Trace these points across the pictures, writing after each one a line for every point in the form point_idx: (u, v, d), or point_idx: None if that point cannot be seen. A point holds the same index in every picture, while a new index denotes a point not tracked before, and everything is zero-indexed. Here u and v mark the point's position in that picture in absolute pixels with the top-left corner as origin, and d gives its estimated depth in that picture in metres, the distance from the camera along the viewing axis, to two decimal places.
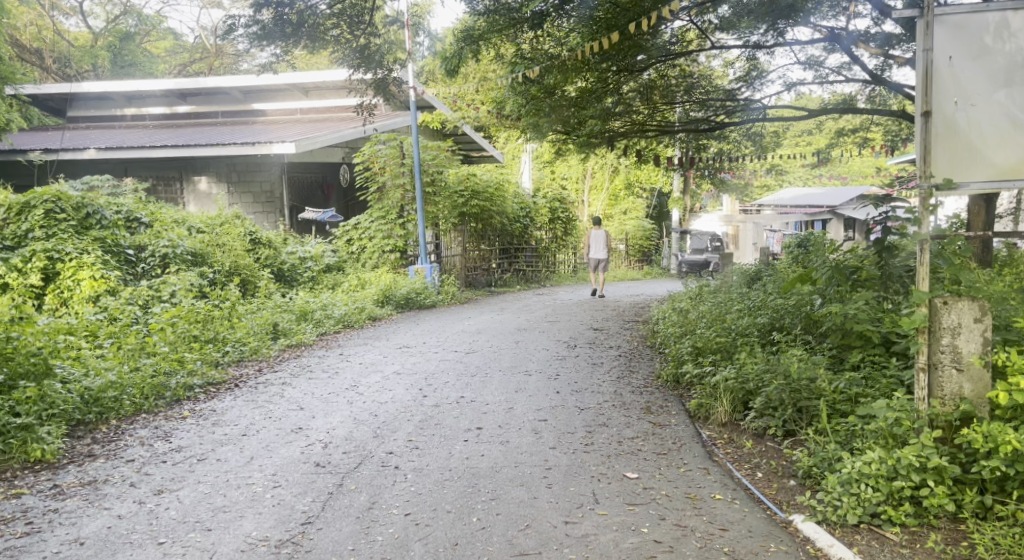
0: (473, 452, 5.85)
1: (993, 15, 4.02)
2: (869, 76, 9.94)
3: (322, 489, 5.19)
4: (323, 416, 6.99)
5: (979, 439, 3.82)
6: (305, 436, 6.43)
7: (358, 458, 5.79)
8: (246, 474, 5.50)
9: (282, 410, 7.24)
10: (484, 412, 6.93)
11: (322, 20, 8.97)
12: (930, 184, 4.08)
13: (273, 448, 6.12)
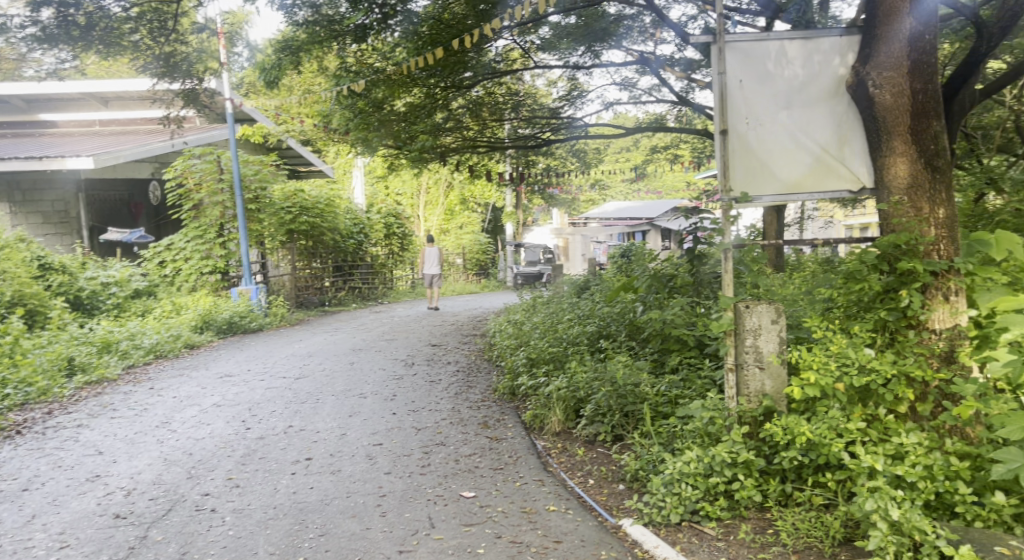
0: (301, 485, 5.31)
1: (774, 43, 4.29)
2: (677, 97, 10.69)
3: (121, 544, 4.39)
4: (127, 460, 6.02)
5: (779, 432, 4.01)
6: (104, 484, 5.47)
7: (167, 505, 5.00)
8: (23, 537, 4.52)
9: (75, 457, 6.14)
10: (314, 441, 6.38)
11: (117, 23, 7.89)
12: (729, 198, 4.27)
13: (62, 501, 5.12)
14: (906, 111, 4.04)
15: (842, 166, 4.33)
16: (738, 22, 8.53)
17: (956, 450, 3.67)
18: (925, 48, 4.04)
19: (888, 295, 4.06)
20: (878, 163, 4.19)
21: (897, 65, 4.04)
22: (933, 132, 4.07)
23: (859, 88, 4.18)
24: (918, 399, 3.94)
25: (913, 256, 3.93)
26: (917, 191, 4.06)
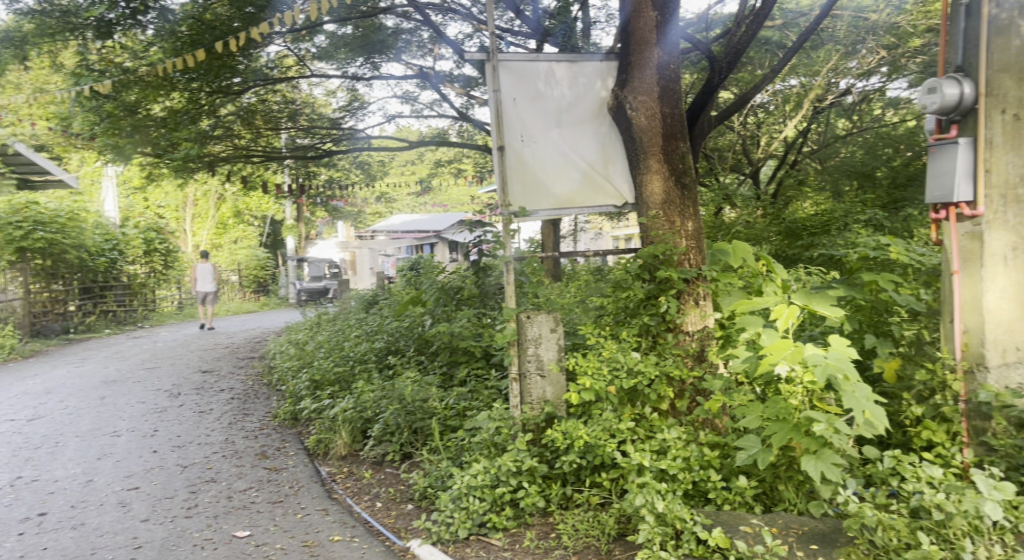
0: (31, 547, 4.25)
1: (543, 65, 4.38)
2: (458, 113, 10.82)
3: None
4: None
5: (559, 437, 4.07)
6: None
7: None
8: None
9: None
10: (51, 491, 5.22)
11: None
12: (509, 212, 4.30)
13: None
14: (658, 133, 4.32)
15: (608, 183, 4.54)
16: (509, 41, 9.03)
17: (708, 441, 4.05)
18: (672, 77, 4.36)
19: (651, 302, 4.32)
20: (637, 180, 4.45)
21: (650, 90, 4.28)
22: (681, 153, 4.39)
23: (618, 110, 4.40)
24: (677, 396, 4.28)
25: (668, 265, 4.22)
26: (670, 206, 4.36)
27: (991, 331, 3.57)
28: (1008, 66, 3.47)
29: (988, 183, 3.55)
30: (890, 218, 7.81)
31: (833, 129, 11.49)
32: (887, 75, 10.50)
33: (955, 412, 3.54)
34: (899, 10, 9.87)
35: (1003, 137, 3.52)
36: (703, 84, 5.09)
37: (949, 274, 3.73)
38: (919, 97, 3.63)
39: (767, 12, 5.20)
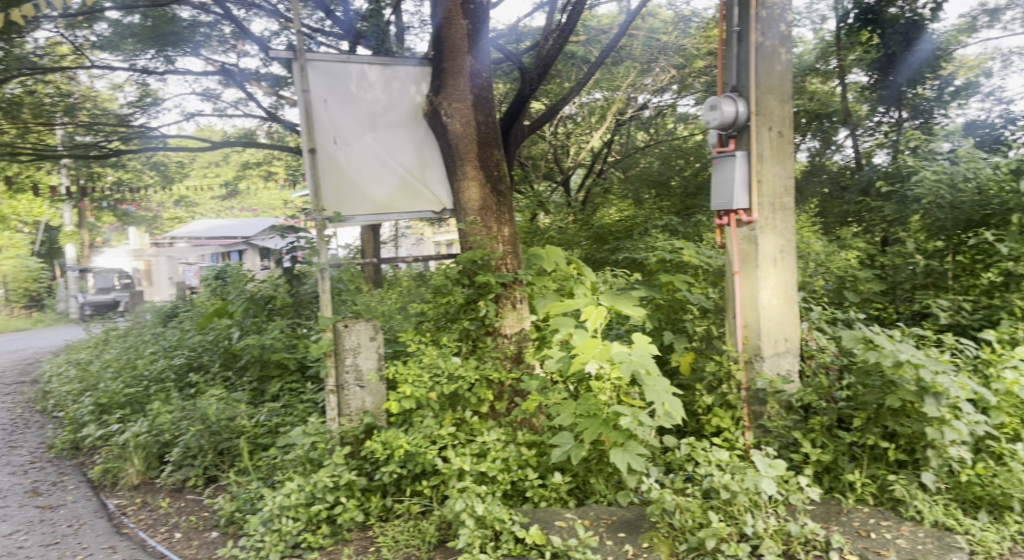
0: None
1: (355, 67, 4.27)
2: (266, 113, 10.31)
3: None
4: None
5: (379, 448, 3.94)
6: None
7: None
8: None
9: None
10: None
11: None
12: (323, 218, 4.14)
13: None
14: (474, 140, 4.39)
15: (425, 188, 4.52)
16: (319, 42, 8.77)
17: (526, 441, 4.15)
18: (484, 85, 4.45)
19: (470, 306, 4.37)
20: (454, 187, 4.48)
21: (463, 98, 4.35)
22: (496, 160, 4.50)
23: (433, 116, 4.42)
24: (497, 399, 4.34)
25: (486, 270, 4.30)
26: (487, 212, 4.45)
27: (766, 325, 3.99)
28: (772, 89, 3.90)
29: (760, 192, 3.97)
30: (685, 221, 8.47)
31: (633, 140, 12.38)
32: (678, 92, 11.41)
33: (738, 399, 3.93)
34: (686, 34, 10.90)
35: (770, 151, 3.95)
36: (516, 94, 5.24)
37: (731, 274, 4.12)
38: (702, 112, 3.98)
39: (571, 28, 5.44)
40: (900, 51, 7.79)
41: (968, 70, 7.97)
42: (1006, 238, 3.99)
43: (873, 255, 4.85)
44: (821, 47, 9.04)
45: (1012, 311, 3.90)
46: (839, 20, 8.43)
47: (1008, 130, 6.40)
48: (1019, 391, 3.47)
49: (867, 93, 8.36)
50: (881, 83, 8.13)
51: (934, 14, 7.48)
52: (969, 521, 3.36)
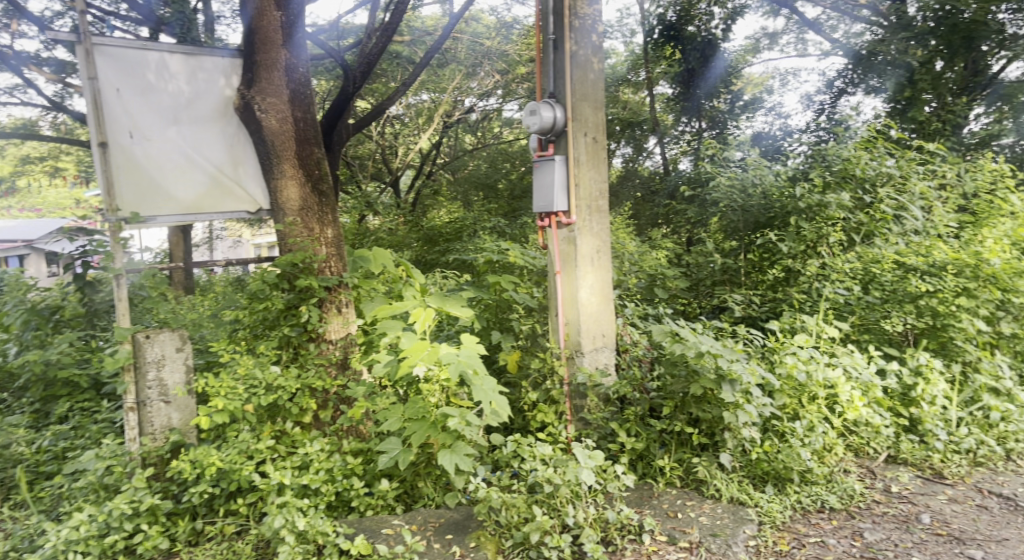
0: None
1: (153, 54, 3.95)
2: (49, 102, 9.09)
3: None
4: None
5: (187, 467, 3.61)
6: None
7: None
8: None
9: None
10: None
11: None
12: (116, 218, 3.80)
13: None
14: (291, 138, 4.21)
15: (238, 187, 4.27)
16: (111, 26, 7.95)
17: (351, 449, 4.02)
18: (301, 81, 4.29)
19: (291, 311, 4.14)
20: (271, 186, 4.27)
21: (277, 93, 4.15)
22: (316, 159, 4.35)
23: (246, 112, 4.17)
24: (321, 407, 4.18)
25: (308, 274, 4.13)
26: (308, 213, 4.28)
27: (585, 322, 4.17)
28: (586, 96, 4.07)
29: (578, 195, 4.12)
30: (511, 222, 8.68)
31: (461, 142, 12.38)
32: (503, 97, 11.73)
33: (560, 394, 4.05)
34: (508, 40, 11.24)
35: (585, 155, 4.12)
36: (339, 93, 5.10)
37: (554, 274, 4.24)
38: (523, 117, 4.05)
39: (394, 28, 5.40)
40: (699, 68, 8.77)
41: (753, 87, 9.00)
42: (786, 238, 4.49)
43: (680, 254, 5.23)
44: (631, 60, 9.81)
45: (792, 303, 4.35)
46: (646, 35, 9.15)
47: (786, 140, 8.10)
48: (797, 373, 3.84)
49: (672, 105, 9.22)
50: (684, 95, 9.06)
51: (724, 34, 8.55)
52: (759, 495, 3.69)
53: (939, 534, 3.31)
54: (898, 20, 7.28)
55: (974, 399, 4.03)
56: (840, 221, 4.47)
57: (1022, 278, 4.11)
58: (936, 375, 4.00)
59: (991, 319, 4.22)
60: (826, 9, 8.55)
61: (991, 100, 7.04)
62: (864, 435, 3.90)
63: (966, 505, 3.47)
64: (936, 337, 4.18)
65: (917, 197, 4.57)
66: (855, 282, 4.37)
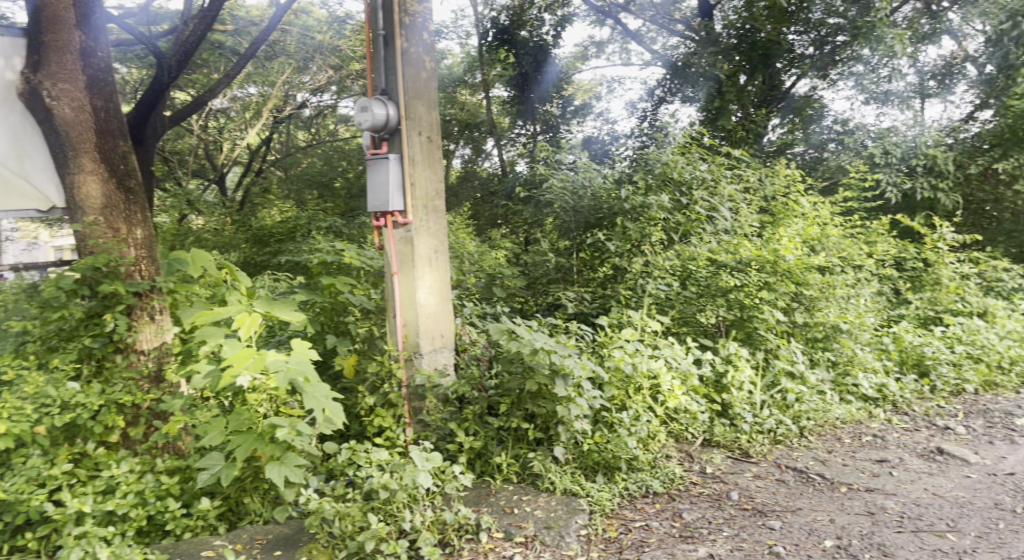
0: None
1: None
2: None
3: None
4: None
5: None
6: None
7: None
8: None
9: None
10: None
11: None
12: None
13: None
14: (90, 128, 3.85)
15: (24, 182, 3.89)
16: None
17: (166, 468, 3.70)
18: (100, 65, 3.96)
19: (92, 320, 3.75)
20: (66, 182, 3.84)
21: (71, 79, 3.80)
22: (122, 152, 4.00)
23: (32, 98, 3.77)
24: (130, 424, 3.81)
25: (114, 278, 3.76)
26: (111, 211, 3.90)
27: (423, 322, 4.10)
28: (419, 94, 4.02)
29: (413, 195, 4.05)
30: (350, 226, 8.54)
31: (293, 139, 12.53)
32: (337, 93, 11.71)
33: (398, 397, 3.95)
34: (341, 35, 10.91)
35: (420, 155, 4.06)
36: (153, 79, 5.41)
37: (390, 275, 4.14)
38: (354, 114, 3.92)
39: (212, 15, 5.66)
40: (532, 72, 9.16)
41: (584, 92, 9.94)
42: (613, 237, 4.74)
43: (518, 253, 5.36)
44: (467, 60, 10.77)
45: (620, 300, 4.61)
46: (480, 38, 9.50)
47: (613, 145, 8.72)
48: (624, 366, 4.06)
49: (509, 107, 9.68)
50: (520, 99, 9.47)
51: (554, 41, 9.00)
52: (589, 485, 3.83)
53: (746, 508, 3.60)
54: (708, 35, 8.24)
55: (774, 382, 4.43)
56: (660, 221, 4.80)
57: (811, 272, 4.67)
58: (743, 363, 4.37)
59: (788, 309, 4.72)
60: (648, 21, 9.96)
61: (785, 113, 7.99)
62: (682, 421, 4.17)
63: (768, 481, 3.81)
64: (743, 327, 4.57)
65: (726, 200, 5.04)
66: (674, 278, 4.71)
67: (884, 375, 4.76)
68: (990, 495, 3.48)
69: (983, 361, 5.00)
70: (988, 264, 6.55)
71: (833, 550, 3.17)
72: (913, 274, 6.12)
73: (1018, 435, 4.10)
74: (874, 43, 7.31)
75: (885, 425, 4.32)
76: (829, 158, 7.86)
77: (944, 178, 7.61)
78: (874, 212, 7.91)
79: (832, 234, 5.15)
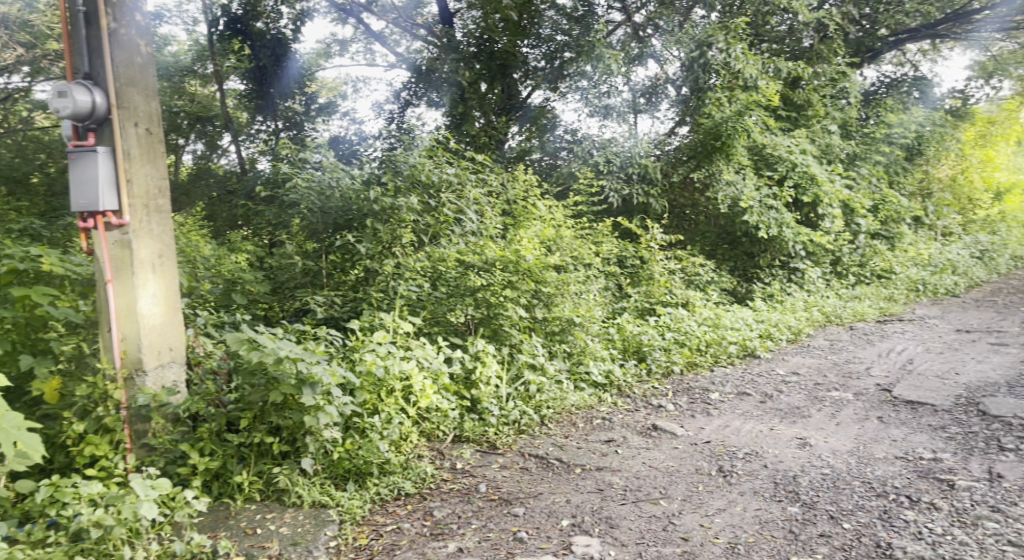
0: None
1: None
2: None
3: None
4: None
5: None
6: None
7: None
8: None
9: None
10: None
11: None
12: None
13: None
14: None
15: None
16: None
17: None
18: None
19: None
20: None
21: None
22: None
23: None
24: None
25: None
26: None
27: (146, 336, 3.69)
28: (134, 81, 3.62)
29: (130, 193, 3.62)
30: (47, 228, 7.28)
31: None
32: None
33: (117, 421, 3.51)
34: None
35: (138, 149, 3.65)
36: None
37: (102, 283, 3.65)
38: (49, 99, 3.37)
39: None
40: (271, 65, 9.19)
41: (327, 91, 9.92)
42: (363, 240, 4.77)
43: (261, 257, 5.14)
44: (196, 49, 9.13)
45: (370, 302, 4.63)
46: (209, 25, 8.98)
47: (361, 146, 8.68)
48: (376, 369, 4.01)
49: (246, 101, 9.29)
50: (258, 93, 9.30)
51: (293, 35, 9.21)
52: (339, 494, 3.69)
53: (492, 499, 3.74)
54: (449, 42, 8.58)
55: (518, 375, 4.72)
56: (409, 223, 4.95)
57: (548, 270, 5.09)
58: (490, 359, 4.60)
59: (528, 306, 5.06)
60: (390, 24, 10.35)
61: (522, 122, 8.55)
62: (434, 420, 4.24)
63: (513, 470, 4.02)
64: (490, 325, 4.83)
65: (471, 202, 5.35)
66: (425, 279, 4.87)
67: (610, 361, 5.26)
68: (692, 462, 4.00)
69: (686, 345, 5.70)
70: (689, 261, 7.59)
71: (568, 529, 3.40)
72: (632, 270, 6.91)
73: (712, 407, 4.76)
74: (595, 61, 8.15)
75: (612, 408, 4.77)
76: (562, 165, 8.42)
77: (653, 185, 8.61)
78: (601, 215, 8.70)
79: (565, 235, 5.73)
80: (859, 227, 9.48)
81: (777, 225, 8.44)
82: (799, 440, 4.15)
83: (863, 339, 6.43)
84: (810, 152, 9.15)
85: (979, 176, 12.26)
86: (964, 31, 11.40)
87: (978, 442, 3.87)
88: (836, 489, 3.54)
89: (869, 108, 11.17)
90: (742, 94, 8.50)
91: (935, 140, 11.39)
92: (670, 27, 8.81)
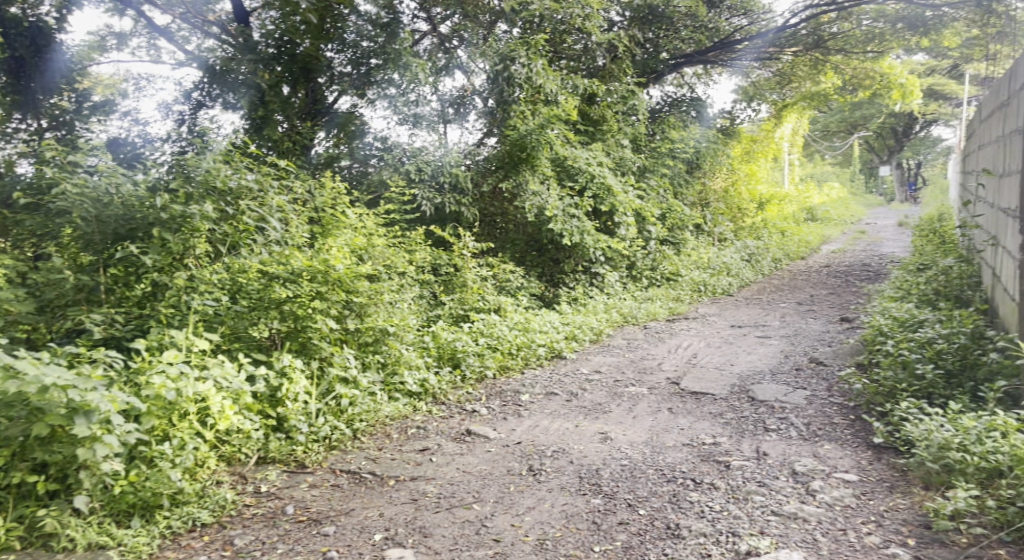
0: None
1: None
2: None
3: None
4: None
5: None
6: None
7: None
8: None
9: None
10: None
11: None
12: None
13: None
14: None
15: None
16: None
17: None
18: None
19: None
20: None
21: None
22: None
23: None
24: None
25: None
26: None
27: None
28: None
29: None
30: None
31: None
32: None
33: None
34: None
35: None
36: None
37: None
38: None
39: None
40: (29, 56, 7.90)
41: (104, 88, 8.58)
42: (150, 251, 4.39)
43: (20, 271, 4.61)
44: None
45: (159, 319, 4.33)
46: None
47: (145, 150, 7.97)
48: (166, 392, 3.66)
49: None
50: (13, 86, 7.84)
51: (57, 24, 8.17)
52: (122, 532, 3.32)
53: (301, 520, 3.58)
54: (245, 42, 8.09)
55: (329, 390, 4.57)
56: (204, 232, 4.64)
57: (360, 280, 4.99)
58: (298, 374, 4.42)
59: (339, 316, 4.94)
60: (177, 19, 9.09)
61: (330, 127, 8.43)
62: (235, 443, 3.98)
63: (323, 487, 3.88)
64: (297, 338, 4.66)
65: (274, 210, 5.18)
66: (223, 292, 4.61)
67: (425, 370, 5.26)
68: (505, 464, 4.10)
69: (498, 349, 5.86)
70: (500, 268, 7.91)
71: (381, 543, 3.34)
72: (445, 278, 6.99)
73: (523, 409, 4.92)
74: (402, 69, 8.20)
75: (426, 417, 4.80)
76: (372, 173, 8.28)
77: (465, 194, 8.79)
78: (414, 223, 8.70)
79: (376, 244, 5.73)
80: (650, 234, 10.32)
81: (579, 232, 8.96)
82: (601, 435, 4.41)
83: (655, 336, 7.01)
84: (606, 164, 9.89)
85: (745, 188, 13.87)
86: (728, 58, 12.78)
87: (748, 425, 4.35)
88: (633, 478, 3.80)
89: (656, 124, 12.32)
90: (545, 108, 9.00)
91: (709, 155, 13.03)
92: (474, 40, 9.00)
